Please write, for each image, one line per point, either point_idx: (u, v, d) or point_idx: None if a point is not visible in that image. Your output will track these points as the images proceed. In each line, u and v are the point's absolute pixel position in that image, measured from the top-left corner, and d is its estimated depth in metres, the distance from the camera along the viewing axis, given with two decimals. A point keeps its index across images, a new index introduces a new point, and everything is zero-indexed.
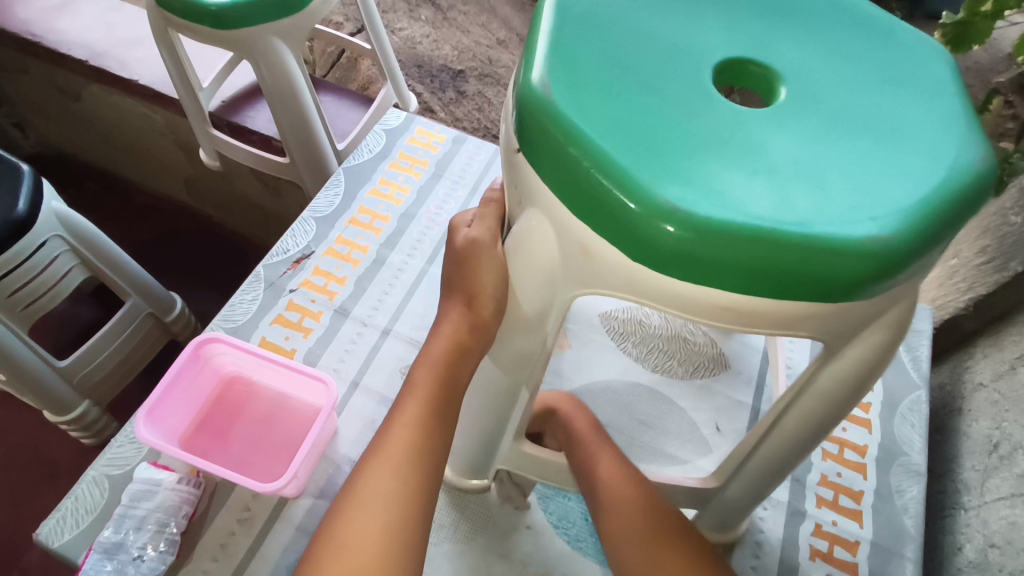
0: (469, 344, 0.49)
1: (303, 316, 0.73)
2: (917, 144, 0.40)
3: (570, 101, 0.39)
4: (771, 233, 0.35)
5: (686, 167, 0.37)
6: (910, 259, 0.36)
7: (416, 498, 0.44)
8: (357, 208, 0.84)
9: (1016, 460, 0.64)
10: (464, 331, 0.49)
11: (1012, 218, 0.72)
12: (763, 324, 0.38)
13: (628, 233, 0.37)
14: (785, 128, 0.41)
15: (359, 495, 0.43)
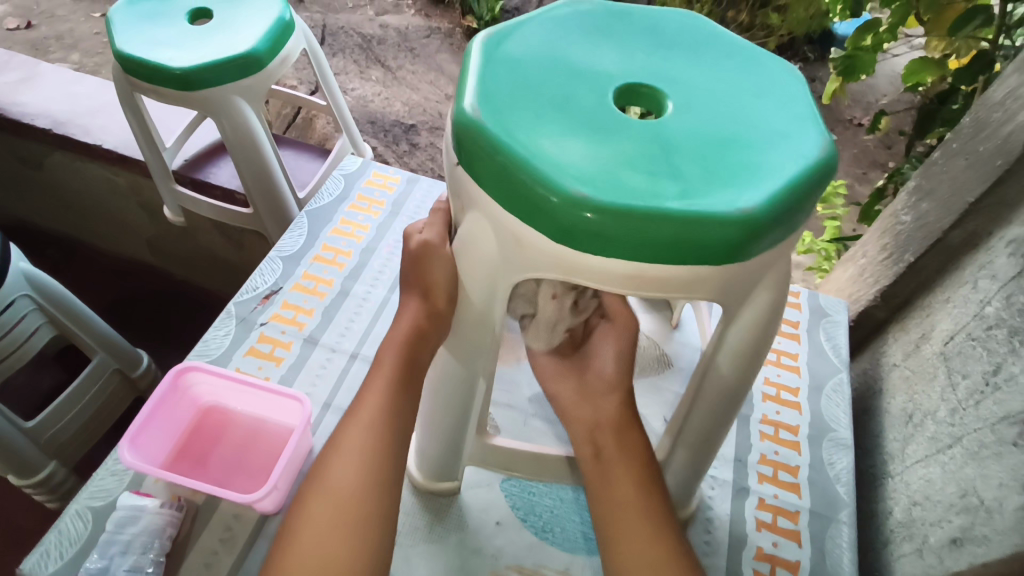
0: (428, 332, 0.54)
1: (275, 347, 0.79)
2: (786, 138, 0.46)
3: (487, 117, 0.44)
4: (667, 214, 0.40)
5: (580, 165, 0.42)
6: (780, 254, 0.46)
7: (385, 464, 0.50)
8: (321, 246, 0.90)
9: (926, 425, 0.74)
10: (423, 322, 0.54)
11: (902, 217, 0.84)
12: (669, 290, 0.44)
13: (549, 223, 0.42)
14: (665, 130, 0.46)
15: (335, 462, 0.50)
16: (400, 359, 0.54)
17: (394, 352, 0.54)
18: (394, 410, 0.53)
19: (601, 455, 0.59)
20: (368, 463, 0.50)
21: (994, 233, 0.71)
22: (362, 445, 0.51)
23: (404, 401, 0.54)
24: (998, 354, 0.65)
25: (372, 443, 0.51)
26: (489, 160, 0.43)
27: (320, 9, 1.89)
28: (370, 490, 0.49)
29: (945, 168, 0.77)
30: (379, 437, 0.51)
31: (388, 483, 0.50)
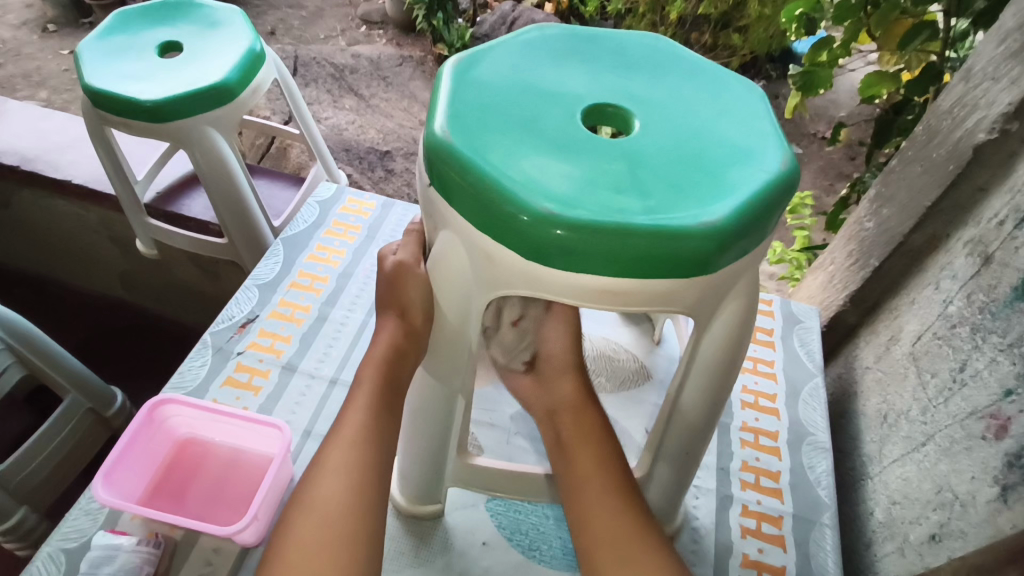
0: (405, 349, 0.55)
1: (253, 375, 0.78)
2: (747, 154, 0.48)
3: (461, 140, 0.45)
4: (636, 229, 0.42)
5: (552, 184, 0.43)
6: (748, 262, 0.47)
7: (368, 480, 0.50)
8: (297, 273, 0.90)
9: (900, 425, 0.75)
10: (399, 338, 0.54)
11: (866, 223, 0.87)
12: (641, 302, 0.45)
13: (520, 241, 0.43)
14: (633, 148, 0.47)
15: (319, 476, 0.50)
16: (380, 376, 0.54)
17: (377, 367, 0.55)
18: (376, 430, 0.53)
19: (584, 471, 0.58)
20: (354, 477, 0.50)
21: (952, 234, 0.74)
22: (347, 460, 0.50)
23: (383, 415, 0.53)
24: (963, 351, 0.67)
25: (357, 458, 0.51)
26: (461, 181, 0.44)
27: (292, 40, 1.91)
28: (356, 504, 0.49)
29: (902, 174, 0.80)
30: (363, 454, 0.51)
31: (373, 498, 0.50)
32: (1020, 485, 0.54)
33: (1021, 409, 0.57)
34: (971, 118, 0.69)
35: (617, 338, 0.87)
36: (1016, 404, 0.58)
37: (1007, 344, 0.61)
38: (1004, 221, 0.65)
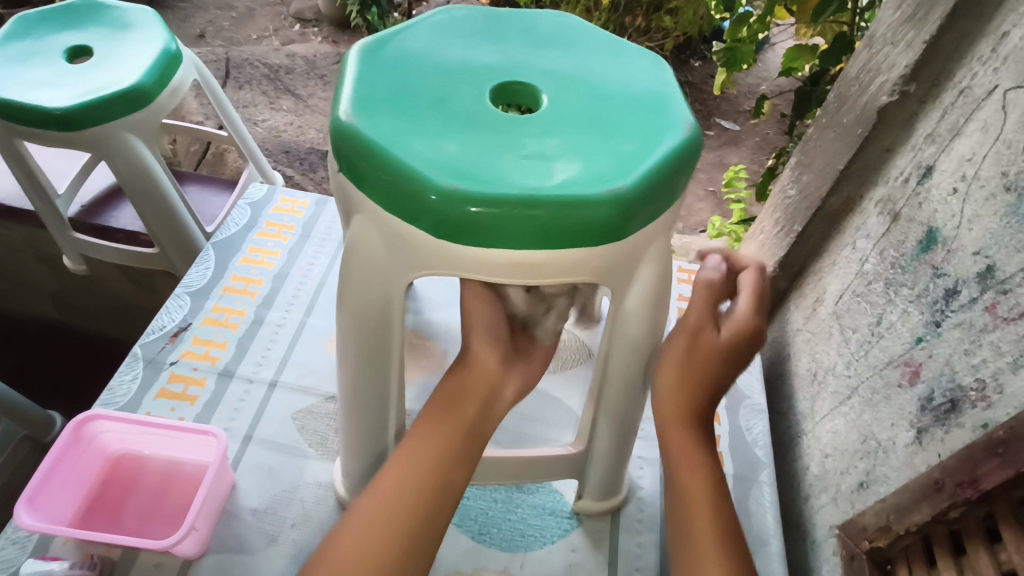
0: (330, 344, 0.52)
1: (187, 385, 0.76)
2: (651, 122, 0.49)
3: (367, 122, 0.45)
4: (542, 199, 0.42)
5: (458, 161, 0.43)
6: (658, 229, 0.48)
7: (432, 500, 0.53)
8: (230, 277, 0.88)
9: (828, 380, 0.78)
10: None
11: (789, 190, 0.90)
12: (555, 274, 0.45)
13: (432, 220, 0.43)
14: (540, 123, 0.48)
15: (371, 492, 0.54)
16: (467, 393, 0.59)
17: (465, 394, 0.59)
18: (459, 446, 0.56)
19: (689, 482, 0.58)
20: (423, 496, 0.53)
21: (865, 195, 0.77)
22: (408, 471, 0.54)
23: (457, 429, 0.57)
24: (878, 305, 0.70)
25: (423, 472, 0.54)
26: (370, 164, 0.44)
27: (223, 43, 1.85)
28: (412, 528, 0.51)
29: (818, 141, 0.83)
30: (435, 474, 0.54)
31: (434, 520, 0.52)
32: (933, 426, 0.57)
33: (930, 354, 0.60)
34: (875, 82, 0.72)
35: None
36: (926, 350, 0.61)
37: (915, 295, 0.64)
38: (909, 178, 0.68)
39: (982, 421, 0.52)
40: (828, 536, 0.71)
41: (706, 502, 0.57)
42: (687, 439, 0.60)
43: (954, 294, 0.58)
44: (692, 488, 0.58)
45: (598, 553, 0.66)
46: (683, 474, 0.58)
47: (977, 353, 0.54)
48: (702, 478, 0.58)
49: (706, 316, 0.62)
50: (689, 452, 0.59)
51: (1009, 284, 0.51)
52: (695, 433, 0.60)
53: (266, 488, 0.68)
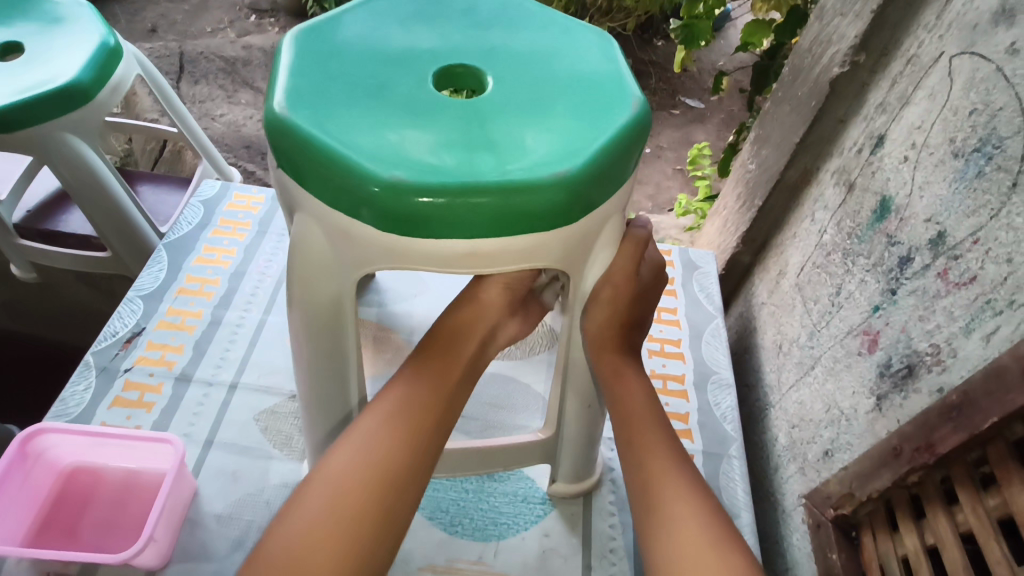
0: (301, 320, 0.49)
1: (143, 392, 0.74)
2: (600, 100, 0.46)
3: (299, 114, 0.42)
4: (486, 185, 0.39)
5: (396, 150, 0.41)
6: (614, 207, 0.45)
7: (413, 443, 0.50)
8: (184, 278, 0.86)
9: (793, 351, 0.79)
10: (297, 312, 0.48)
11: (749, 165, 0.90)
12: (507, 262, 0.43)
13: (372, 215, 0.40)
14: (485, 106, 0.45)
15: (344, 441, 0.50)
16: (451, 341, 0.57)
17: (447, 343, 0.57)
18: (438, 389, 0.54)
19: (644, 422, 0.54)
20: (402, 441, 0.50)
21: (821, 167, 0.77)
22: (386, 418, 0.51)
23: (444, 378, 0.54)
24: (837, 276, 0.71)
25: (402, 417, 0.51)
26: (305, 158, 0.41)
27: (176, 36, 1.78)
28: (394, 472, 0.48)
29: (775, 114, 0.83)
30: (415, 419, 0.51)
31: (415, 464, 0.50)
32: (891, 392, 0.58)
33: (887, 321, 0.60)
34: (827, 54, 0.72)
35: None
36: (883, 318, 0.61)
37: (872, 264, 0.64)
38: (862, 148, 0.68)
39: (937, 385, 0.52)
40: (797, 505, 0.72)
41: (646, 418, 0.54)
42: (618, 362, 0.56)
43: (908, 262, 0.59)
44: (632, 410, 0.54)
45: (572, 536, 0.66)
46: (615, 390, 0.55)
47: (931, 319, 0.54)
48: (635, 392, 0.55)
49: (633, 256, 0.52)
50: (620, 373, 0.55)
51: (959, 249, 0.52)
52: (625, 356, 0.57)
53: (230, 493, 0.66)
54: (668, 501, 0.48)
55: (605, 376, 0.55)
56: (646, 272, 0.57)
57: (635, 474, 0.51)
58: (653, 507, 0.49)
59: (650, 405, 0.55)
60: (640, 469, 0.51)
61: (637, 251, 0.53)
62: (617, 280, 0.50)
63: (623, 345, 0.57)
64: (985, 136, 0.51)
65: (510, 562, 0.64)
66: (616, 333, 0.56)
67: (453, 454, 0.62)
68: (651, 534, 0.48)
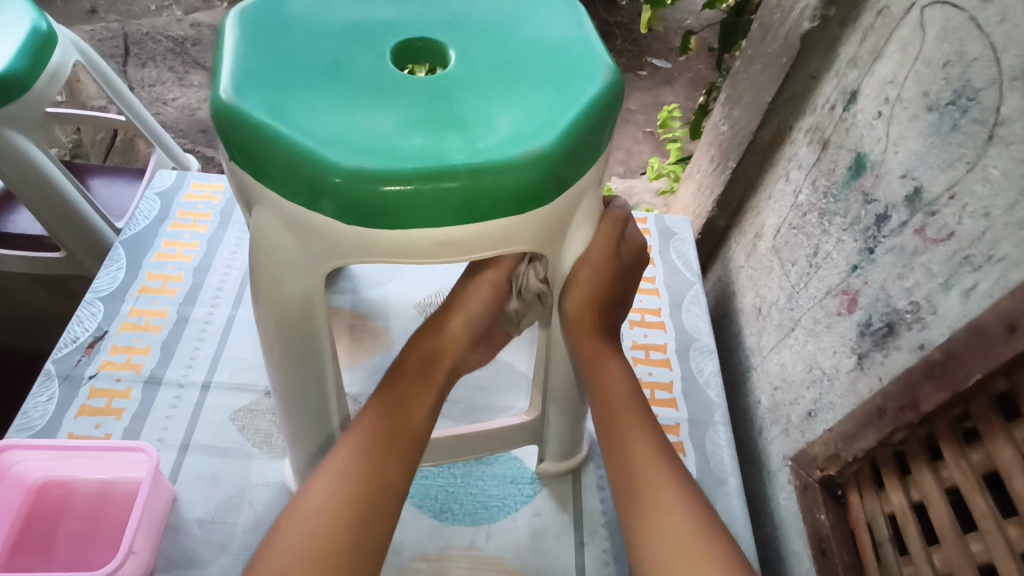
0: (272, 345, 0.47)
1: (111, 399, 0.71)
2: (569, 68, 0.44)
3: (249, 102, 0.39)
4: (455, 170, 0.37)
5: (358, 136, 0.38)
6: (590, 182, 0.43)
7: (385, 476, 0.48)
8: (145, 276, 0.82)
9: (772, 314, 0.79)
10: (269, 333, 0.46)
11: (722, 126, 0.89)
12: (480, 248, 0.41)
13: (335, 208, 0.38)
14: (449, 82, 0.42)
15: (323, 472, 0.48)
16: (418, 369, 0.55)
17: (413, 374, 0.54)
18: (408, 418, 0.52)
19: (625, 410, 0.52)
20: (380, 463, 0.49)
21: (794, 126, 0.76)
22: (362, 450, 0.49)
23: (412, 415, 0.52)
24: (814, 237, 0.70)
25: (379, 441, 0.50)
26: (259, 149, 0.38)
27: (119, 16, 1.67)
28: (373, 497, 0.47)
29: (746, 74, 0.82)
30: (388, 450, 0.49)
31: (388, 500, 0.48)
32: (873, 351, 0.58)
33: (866, 280, 0.60)
34: (796, 9, 0.70)
35: None
36: (862, 277, 0.61)
37: (849, 223, 0.64)
38: (835, 105, 0.67)
39: (918, 342, 0.52)
40: (783, 465, 0.72)
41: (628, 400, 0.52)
42: (598, 345, 0.53)
43: (885, 220, 0.58)
44: (614, 392, 0.52)
45: (563, 514, 0.66)
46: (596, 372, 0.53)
47: (910, 277, 0.54)
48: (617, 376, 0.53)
49: (611, 242, 0.49)
50: (600, 356, 0.53)
51: (936, 205, 0.51)
52: (606, 332, 0.54)
53: (211, 496, 0.64)
54: (652, 491, 0.47)
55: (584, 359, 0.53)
56: (626, 253, 0.52)
57: (618, 463, 0.50)
58: (635, 495, 0.48)
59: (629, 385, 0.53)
60: (622, 458, 0.50)
61: (616, 230, 0.50)
62: (596, 264, 0.48)
63: (602, 326, 0.54)
64: (960, 89, 0.50)
65: (503, 544, 0.63)
66: (594, 314, 0.53)
67: (439, 444, 0.61)
68: (632, 522, 0.47)
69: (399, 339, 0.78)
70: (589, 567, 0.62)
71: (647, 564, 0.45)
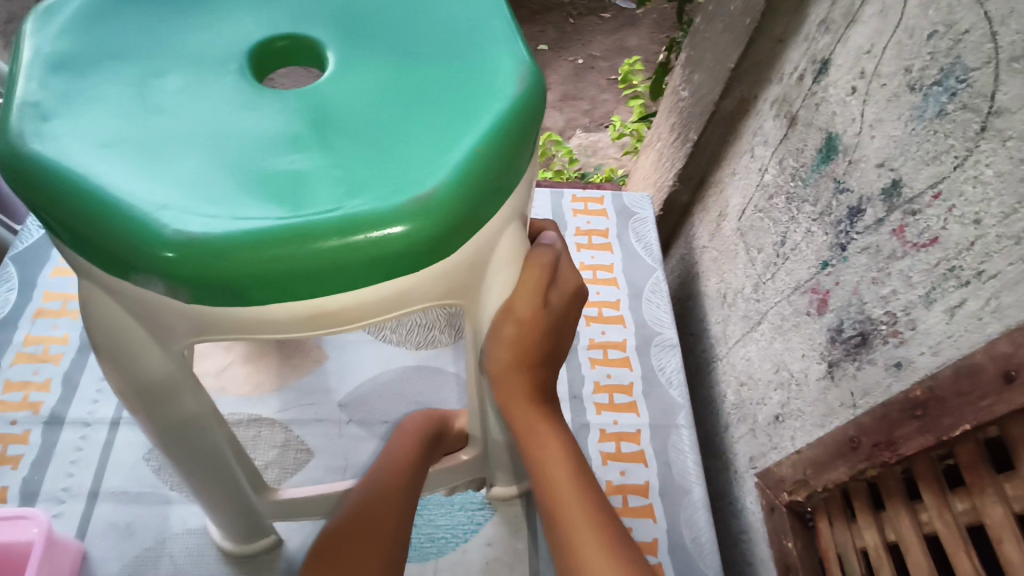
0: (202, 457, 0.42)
1: (5, 445, 0.63)
2: (473, 71, 0.35)
3: (50, 145, 0.30)
4: (318, 228, 0.29)
5: (194, 187, 0.30)
6: (504, 214, 0.35)
7: None
8: (41, 297, 0.73)
9: (737, 303, 0.73)
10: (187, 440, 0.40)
11: (682, 93, 0.80)
12: (368, 313, 0.33)
13: (169, 284, 0.29)
14: (319, 100, 0.33)
15: None
16: (394, 494, 0.51)
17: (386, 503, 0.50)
18: (365, 554, 0.47)
19: (561, 477, 0.43)
20: None
21: (759, 95, 0.68)
22: None
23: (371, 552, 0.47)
24: (781, 223, 0.63)
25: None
26: (65, 214, 0.29)
27: None
28: None
29: (707, 34, 0.73)
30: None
31: None
32: (844, 361, 0.52)
33: (837, 280, 0.54)
34: None
35: None
36: (832, 276, 0.55)
37: (818, 213, 0.57)
38: (803, 76, 0.59)
39: (894, 359, 0.47)
40: (749, 468, 0.68)
41: (571, 477, 0.43)
42: (534, 413, 0.45)
43: (859, 214, 0.51)
44: (552, 456, 0.44)
45: (516, 541, 0.61)
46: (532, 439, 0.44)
47: (886, 283, 0.48)
48: (559, 452, 0.44)
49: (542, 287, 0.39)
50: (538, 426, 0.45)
51: (918, 204, 0.45)
52: (542, 385, 0.45)
53: (123, 551, 0.58)
54: None
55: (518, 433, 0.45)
56: (559, 298, 0.42)
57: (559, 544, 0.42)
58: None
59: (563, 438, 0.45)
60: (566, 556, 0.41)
61: (545, 278, 0.39)
62: (522, 317, 0.39)
63: (539, 388, 0.45)
64: (948, 67, 0.42)
65: None
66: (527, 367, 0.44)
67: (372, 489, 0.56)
68: None
69: (332, 353, 0.70)
70: None
71: None
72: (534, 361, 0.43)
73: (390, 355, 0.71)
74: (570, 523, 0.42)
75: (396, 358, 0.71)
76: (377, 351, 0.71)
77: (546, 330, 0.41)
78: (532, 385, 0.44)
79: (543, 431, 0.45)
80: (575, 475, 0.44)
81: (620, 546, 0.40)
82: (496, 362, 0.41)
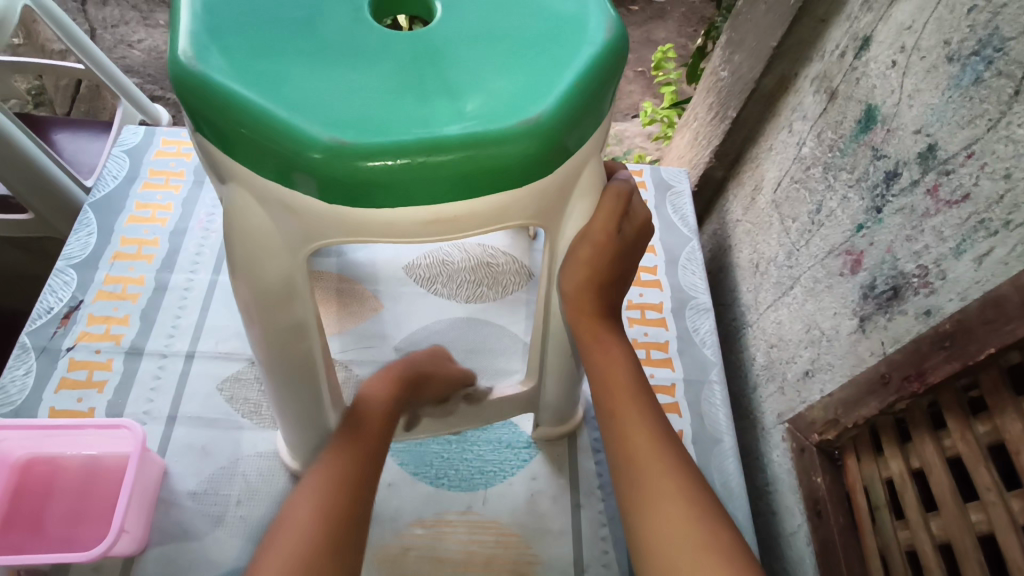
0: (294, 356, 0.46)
1: (91, 371, 0.68)
2: (568, 21, 0.40)
3: (216, 66, 0.35)
4: (445, 141, 0.34)
5: (339, 105, 0.35)
6: (593, 145, 0.40)
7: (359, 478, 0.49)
8: (119, 241, 0.78)
9: (770, 271, 0.77)
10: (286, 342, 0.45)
11: (722, 72, 0.84)
12: (474, 226, 0.39)
13: (316, 184, 0.34)
14: (437, 41, 0.39)
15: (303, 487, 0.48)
16: (366, 435, 0.52)
17: (349, 463, 0.49)
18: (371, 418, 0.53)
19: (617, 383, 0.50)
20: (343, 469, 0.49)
21: (800, 73, 0.72)
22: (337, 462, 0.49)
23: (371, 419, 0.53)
24: (818, 192, 0.67)
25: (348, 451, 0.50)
26: (228, 124, 0.34)
27: None
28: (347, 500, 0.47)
29: (749, 16, 0.77)
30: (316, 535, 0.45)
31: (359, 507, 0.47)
32: (876, 314, 0.57)
33: (872, 241, 0.58)
34: None
35: (490, 241, 0.82)
36: (867, 237, 0.59)
37: (855, 179, 0.61)
38: (845, 52, 0.63)
39: (925, 308, 0.51)
40: (777, 424, 0.72)
41: (628, 385, 0.49)
42: (599, 326, 0.51)
43: (895, 177, 0.55)
44: (614, 370, 0.50)
45: (559, 478, 0.65)
46: (596, 357, 0.50)
47: (919, 239, 0.52)
48: (619, 362, 0.50)
49: (615, 216, 0.45)
50: (602, 341, 0.51)
51: (952, 164, 0.49)
52: (604, 310, 0.51)
53: (202, 469, 0.63)
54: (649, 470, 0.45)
55: (584, 341, 0.50)
56: (629, 229, 0.49)
57: (614, 439, 0.48)
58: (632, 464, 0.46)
59: (624, 354, 0.51)
60: (623, 449, 0.47)
61: (618, 208, 0.45)
62: (596, 242, 0.45)
63: (605, 308, 0.51)
64: (986, 37, 0.46)
65: (499, 509, 0.63)
66: (596, 294, 0.50)
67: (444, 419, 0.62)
68: (629, 491, 0.45)
69: (388, 303, 0.75)
70: (585, 530, 0.62)
71: (645, 539, 0.43)
72: (602, 282, 0.49)
73: (443, 307, 0.76)
74: (626, 419, 0.47)
75: (447, 309, 0.75)
76: (429, 303, 0.76)
77: (615, 256, 0.48)
78: (597, 306, 0.50)
79: (607, 349, 0.50)
80: (631, 381, 0.49)
81: (674, 451, 0.46)
82: (570, 281, 0.47)
